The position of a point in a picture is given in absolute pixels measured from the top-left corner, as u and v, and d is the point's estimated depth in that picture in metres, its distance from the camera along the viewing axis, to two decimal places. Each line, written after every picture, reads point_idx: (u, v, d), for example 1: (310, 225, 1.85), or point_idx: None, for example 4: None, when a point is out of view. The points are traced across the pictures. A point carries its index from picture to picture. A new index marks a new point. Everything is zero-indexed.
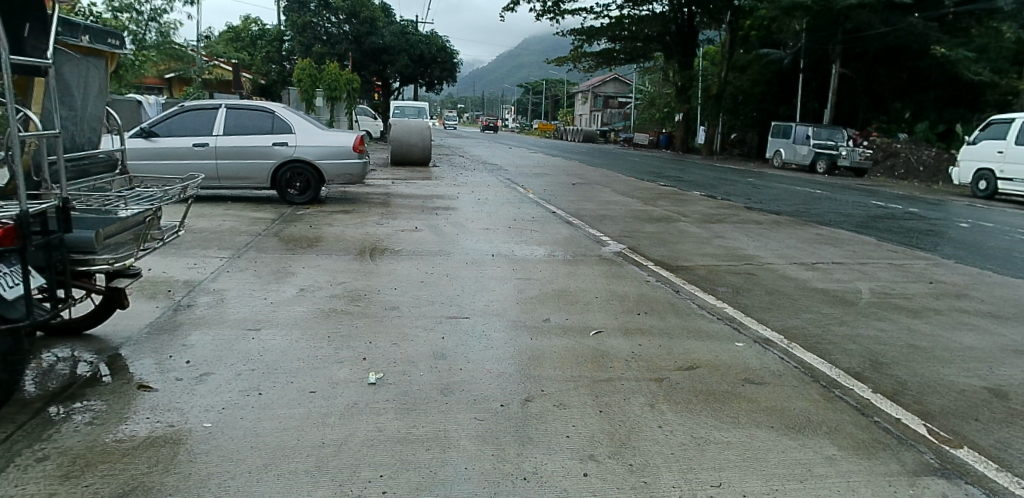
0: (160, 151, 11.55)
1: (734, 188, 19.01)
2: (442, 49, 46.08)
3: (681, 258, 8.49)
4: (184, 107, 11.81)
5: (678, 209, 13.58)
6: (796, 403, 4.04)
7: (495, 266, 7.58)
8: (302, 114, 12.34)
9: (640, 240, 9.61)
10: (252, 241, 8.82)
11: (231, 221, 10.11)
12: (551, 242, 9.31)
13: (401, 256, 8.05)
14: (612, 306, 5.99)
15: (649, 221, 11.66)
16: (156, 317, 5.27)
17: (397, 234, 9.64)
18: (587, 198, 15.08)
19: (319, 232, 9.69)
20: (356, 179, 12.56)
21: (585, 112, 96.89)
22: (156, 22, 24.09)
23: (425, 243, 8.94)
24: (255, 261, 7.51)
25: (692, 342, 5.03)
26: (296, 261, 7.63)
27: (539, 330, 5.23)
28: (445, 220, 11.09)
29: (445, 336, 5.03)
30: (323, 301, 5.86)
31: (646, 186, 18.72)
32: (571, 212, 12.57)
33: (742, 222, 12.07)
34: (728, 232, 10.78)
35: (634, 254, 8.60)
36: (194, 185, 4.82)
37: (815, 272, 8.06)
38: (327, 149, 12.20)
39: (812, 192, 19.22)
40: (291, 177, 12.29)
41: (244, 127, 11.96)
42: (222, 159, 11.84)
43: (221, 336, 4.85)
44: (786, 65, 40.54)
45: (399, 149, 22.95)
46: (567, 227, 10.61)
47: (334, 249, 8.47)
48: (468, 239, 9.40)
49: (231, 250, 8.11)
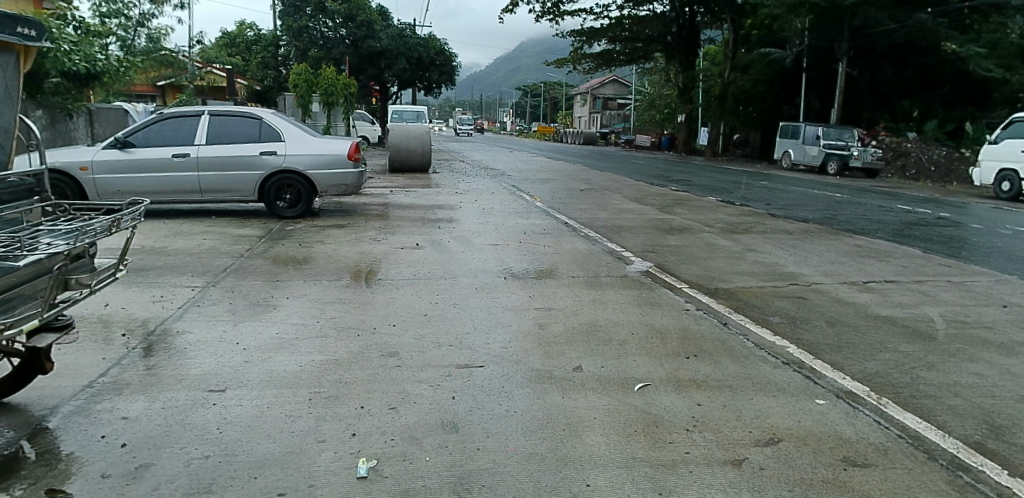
0: (136, 164, 10.57)
1: (751, 193, 18.03)
2: (440, 52, 45.20)
3: (716, 278, 7.52)
4: (163, 114, 10.85)
5: (697, 217, 12.59)
6: (923, 497, 3.03)
7: (510, 292, 6.58)
8: (291, 121, 11.43)
9: (665, 256, 8.63)
10: (233, 263, 7.84)
11: (213, 240, 9.13)
12: (568, 259, 8.32)
13: (399, 280, 7.05)
14: (651, 346, 5.02)
15: (669, 232, 10.69)
16: (101, 375, 4.28)
17: (394, 252, 8.65)
18: (599, 206, 14.11)
19: (308, 251, 8.72)
20: (351, 190, 11.57)
21: (585, 115, 95.85)
22: (145, 27, 23.31)
23: (427, 264, 7.94)
24: (231, 291, 6.53)
25: (762, 403, 4.06)
26: (280, 290, 6.64)
27: (570, 384, 4.25)
28: (448, 234, 10.11)
29: (455, 396, 4.03)
30: (306, 347, 4.88)
31: (659, 190, 17.78)
32: (584, 223, 11.58)
33: (771, 232, 11.08)
34: (759, 244, 9.80)
35: (664, 274, 7.59)
36: (135, 216, 3.76)
37: (871, 294, 7.07)
38: (319, 157, 11.22)
39: (831, 196, 18.27)
40: (281, 189, 11.30)
41: (229, 135, 11.02)
42: (205, 171, 10.84)
43: (176, 404, 3.86)
44: (789, 65, 39.69)
45: (397, 156, 22.01)
46: (583, 240, 9.63)
47: (324, 273, 7.49)
48: (476, 257, 8.40)
49: (207, 277, 7.10)
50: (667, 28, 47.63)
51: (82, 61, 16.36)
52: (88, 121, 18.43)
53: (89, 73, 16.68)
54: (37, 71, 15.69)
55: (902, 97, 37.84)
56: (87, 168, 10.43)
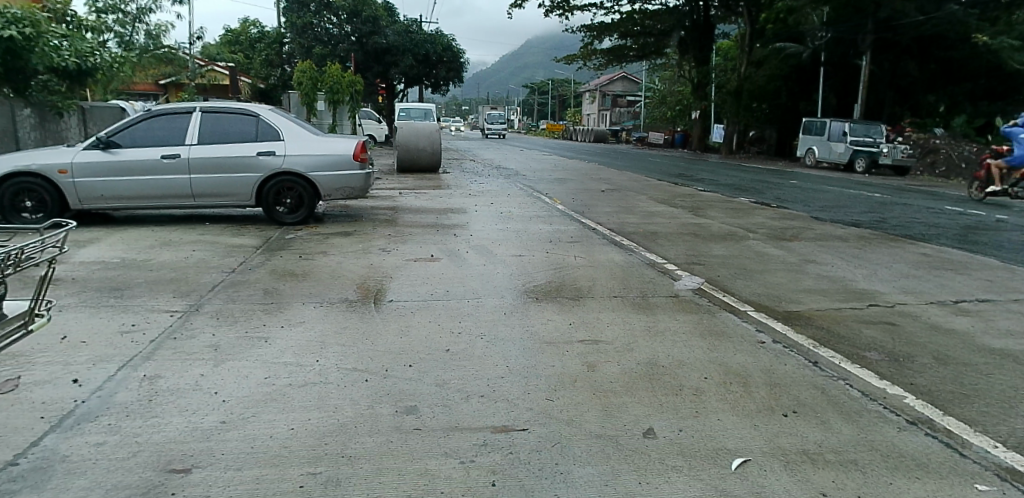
0: (121, 166, 9.63)
1: (784, 193, 17.00)
2: (448, 49, 43.67)
3: (781, 298, 6.46)
4: (151, 111, 9.90)
5: (736, 221, 11.54)
6: None
7: (545, 319, 5.53)
8: (292, 119, 10.47)
9: (716, 269, 7.60)
10: (223, 280, 6.85)
11: (204, 251, 8.13)
12: (602, 272, 7.30)
13: (415, 303, 6.04)
14: (737, 396, 3.98)
15: (711, 239, 9.65)
16: (30, 447, 3.28)
17: (406, 265, 7.65)
18: (625, 208, 13.09)
19: (311, 263, 7.72)
20: (358, 193, 10.58)
21: (594, 112, 94.37)
22: (142, 24, 22.38)
23: (444, 280, 6.91)
24: (218, 315, 5.57)
25: (907, 492, 2.99)
26: (275, 315, 5.65)
27: (646, 460, 3.20)
28: (464, 242, 9.10)
29: (497, 481, 3.01)
30: (304, 401, 3.85)
31: (684, 191, 16.76)
32: (614, 228, 10.56)
33: (824, 239, 10.00)
34: (815, 254, 8.75)
35: (719, 292, 6.55)
36: (49, 244, 2.81)
37: (970, 318, 6.00)
38: (322, 158, 10.25)
39: (868, 196, 17.18)
40: (281, 192, 10.30)
41: (223, 133, 10.06)
42: (196, 174, 9.86)
43: (120, 494, 2.85)
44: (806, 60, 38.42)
45: (406, 155, 21.06)
46: (616, 250, 8.59)
47: (326, 292, 6.49)
48: (500, 271, 7.36)
49: (191, 299, 6.12)
50: (679, 23, 46.40)
51: (72, 57, 15.46)
52: (80, 119, 17.48)
53: (79, 69, 15.79)
54: (24, 69, 14.70)
55: (928, 91, 36.58)
56: (66, 170, 9.50)
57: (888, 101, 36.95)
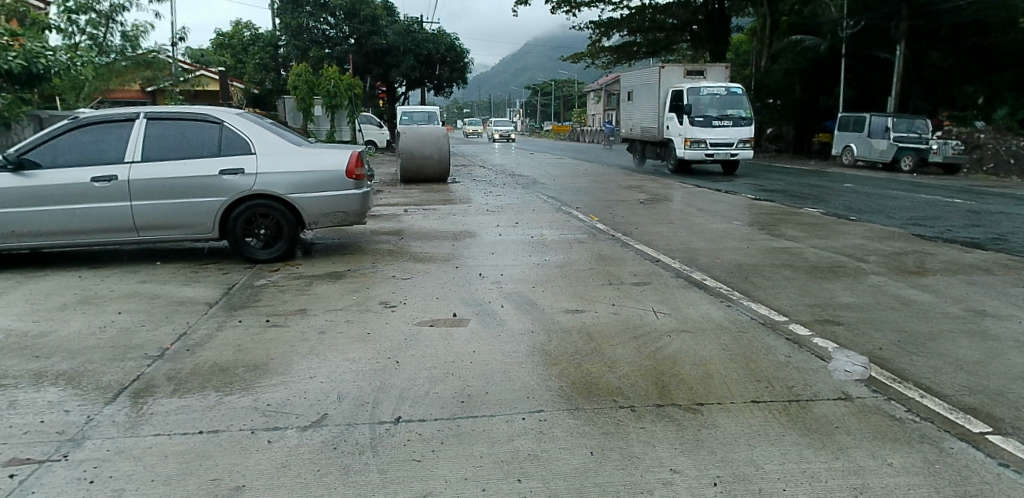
0: (38, 193, 7.36)
1: (848, 201, 14.75)
2: (451, 48, 41.30)
3: (1007, 397, 4.09)
4: (78, 119, 7.60)
5: (828, 244, 9.21)
6: None
7: (669, 473, 3.12)
8: (264, 126, 8.15)
9: (863, 334, 5.26)
10: (138, 375, 4.46)
11: (137, 314, 5.81)
12: (709, 344, 4.91)
13: (433, 426, 3.63)
14: None
15: (819, 274, 7.34)
16: None
17: (417, 335, 5.25)
18: (679, 226, 10.80)
19: (279, 333, 5.36)
20: (353, 218, 8.24)
21: (598, 114, 91.52)
22: (116, 23, 19.60)
23: (476, 366, 4.52)
24: (96, 473, 3.16)
25: None
26: (190, 469, 3.19)
27: None
28: (493, 287, 6.77)
29: None
30: None
31: (735, 200, 14.47)
32: (681, 258, 8.25)
33: (962, 271, 7.66)
34: (974, 297, 6.43)
35: (910, 389, 4.18)
36: None
37: None
38: (305, 175, 7.93)
39: (948, 202, 14.86)
40: (252, 220, 7.99)
41: (174, 146, 7.75)
42: (141, 201, 7.57)
43: None
44: (824, 52, 36.11)
45: (410, 163, 18.75)
46: (702, 298, 6.23)
47: (299, 394, 4.11)
48: (553, 343, 4.98)
49: (62, 427, 3.68)
50: (693, 16, 43.32)
51: (18, 59, 13.30)
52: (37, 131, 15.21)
53: (28, 74, 13.66)
54: None
55: (965, 81, 33.32)
56: None
57: (913, 93, 34.91)
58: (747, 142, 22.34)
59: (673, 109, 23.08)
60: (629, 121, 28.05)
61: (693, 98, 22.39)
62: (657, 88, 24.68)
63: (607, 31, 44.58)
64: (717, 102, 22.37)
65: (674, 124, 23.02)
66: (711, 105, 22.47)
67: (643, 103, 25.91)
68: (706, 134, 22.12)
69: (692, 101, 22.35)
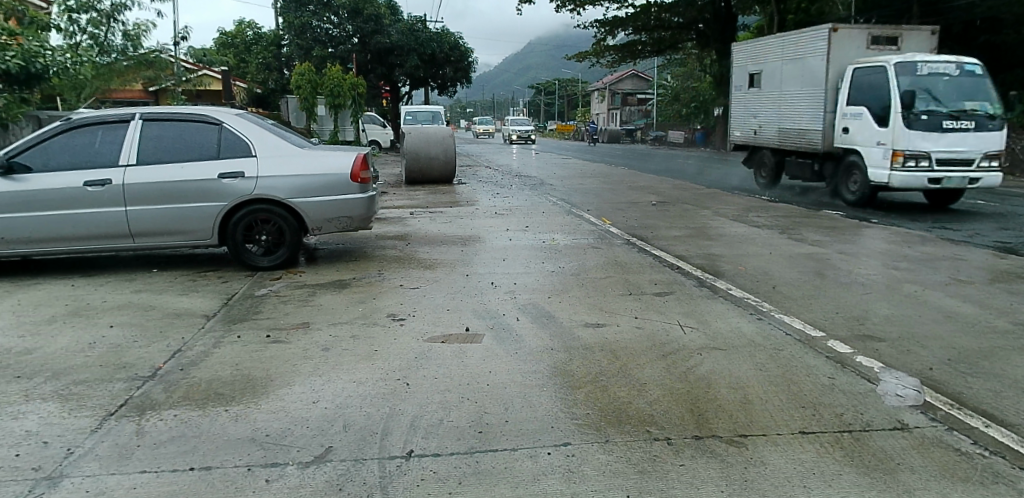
0: (30, 198, 7.03)
1: (866, 202, 14.34)
2: (455, 47, 40.91)
3: None
4: (71, 121, 7.27)
5: (853, 249, 8.80)
6: None
7: None
8: (264, 127, 7.79)
9: (909, 352, 4.87)
10: (126, 399, 4.09)
11: (130, 328, 5.47)
12: (745, 364, 4.53)
13: (449, 462, 3.27)
14: None
15: (850, 283, 6.94)
16: None
17: (428, 353, 4.88)
18: (696, 230, 10.40)
19: (280, 350, 4.99)
20: (358, 223, 7.88)
21: (603, 112, 90.94)
22: (118, 23, 19.26)
23: (494, 390, 4.14)
24: None
25: None
26: None
27: None
28: (507, 298, 6.38)
29: None
30: None
31: (750, 202, 14.06)
32: (701, 265, 7.85)
33: (1000, 279, 7.24)
34: (1020, 309, 6.02)
35: (971, 417, 3.80)
36: None
37: None
38: (307, 179, 7.57)
39: (969, 203, 14.42)
40: (253, 226, 7.65)
41: (171, 149, 7.40)
42: (137, 207, 7.23)
43: None
44: None
45: (416, 164, 18.42)
46: (730, 311, 5.85)
47: (301, 422, 3.74)
48: (576, 363, 4.60)
49: (37, 462, 3.32)
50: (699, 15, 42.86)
51: (15, 58, 13.00)
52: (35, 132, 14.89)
53: (25, 73, 13.32)
54: None
55: None
56: None
57: None
58: (994, 158, 12.12)
59: (858, 96, 13.03)
60: (745, 113, 17.53)
61: (907, 81, 12.13)
62: (806, 66, 14.66)
63: (612, 29, 43.80)
64: (942, 90, 12.12)
65: (858, 125, 13.06)
66: (941, 90, 12.14)
67: (789, 92, 15.19)
68: (933, 143, 11.88)
69: (909, 87, 12.08)
